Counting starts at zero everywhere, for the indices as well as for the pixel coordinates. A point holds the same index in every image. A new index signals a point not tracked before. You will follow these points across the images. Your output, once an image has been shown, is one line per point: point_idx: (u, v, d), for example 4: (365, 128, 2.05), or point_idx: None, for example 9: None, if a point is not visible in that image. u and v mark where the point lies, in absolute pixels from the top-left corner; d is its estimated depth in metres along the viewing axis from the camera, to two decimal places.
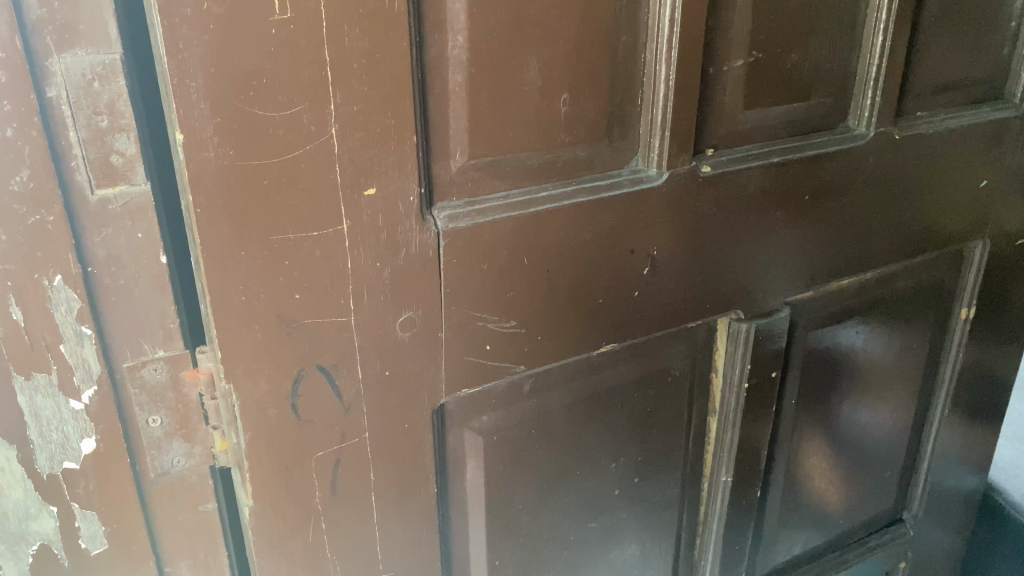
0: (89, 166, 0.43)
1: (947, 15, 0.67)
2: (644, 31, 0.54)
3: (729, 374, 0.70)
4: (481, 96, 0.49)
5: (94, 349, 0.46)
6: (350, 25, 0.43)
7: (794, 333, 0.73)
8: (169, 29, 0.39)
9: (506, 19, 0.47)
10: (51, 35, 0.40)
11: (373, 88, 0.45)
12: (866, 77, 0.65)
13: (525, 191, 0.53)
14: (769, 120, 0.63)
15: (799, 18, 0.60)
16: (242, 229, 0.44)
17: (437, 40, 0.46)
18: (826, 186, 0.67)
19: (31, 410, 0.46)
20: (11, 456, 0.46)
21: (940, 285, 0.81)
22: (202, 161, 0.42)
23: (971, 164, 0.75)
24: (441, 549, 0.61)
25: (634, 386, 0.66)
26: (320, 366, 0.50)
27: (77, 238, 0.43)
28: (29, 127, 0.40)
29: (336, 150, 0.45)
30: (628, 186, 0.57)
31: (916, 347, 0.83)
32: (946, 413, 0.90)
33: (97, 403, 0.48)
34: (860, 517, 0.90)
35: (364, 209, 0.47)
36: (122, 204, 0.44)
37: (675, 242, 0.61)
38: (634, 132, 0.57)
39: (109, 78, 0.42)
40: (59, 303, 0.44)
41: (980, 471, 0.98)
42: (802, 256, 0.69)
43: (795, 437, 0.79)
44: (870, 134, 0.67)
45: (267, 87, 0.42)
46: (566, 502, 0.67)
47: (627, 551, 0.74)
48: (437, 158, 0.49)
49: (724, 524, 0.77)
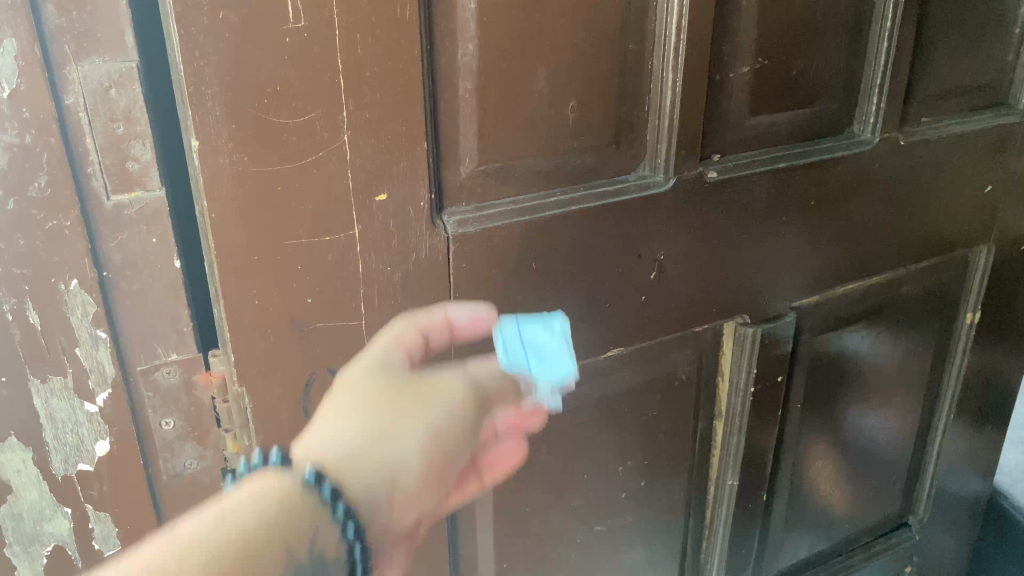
0: (105, 172, 0.43)
1: (952, 22, 0.68)
2: (651, 38, 0.54)
3: (735, 378, 0.71)
4: (491, 103, 0.49)
5: (108, 353, 0.47)
6: (362, 34, 0.43)
7: (800, 338, 0.73)
8: (186, 38, 0.40)
9: (516, 27, 0.48)
10: (69, 43, 0.40)
11: (386, 95, 0.45)
12: (871, 83, 0.66)
13: (532, 196, 0.54)
14: (775, 126, 0.63)
15: (805, 24, 0.60)
16: (255, 234, 0.45)
17: (448, 48, 0.47)
18: (832, 190, 0.67)
19: (47, 412, 0.47)
20: (27, 457, 0.48)
21: (946, 290, 0.81)
22: (216, 166, 0.43)
23: (976, 169, 0.75)
24: (449, 550, 0.62)
25: (641, 390, 0.66)
26: (331, 370, 0.51)
27: (93, 243, 0.44)
28: (47, 134, 0.41)
29: (348, 156, 0.46)
30: (635, 192, 0.58)
31: (921, 352, 0.83)
32: (952, 419, 0.90)
33: (111, 405, 0.48)
34: (866, 521, 0.90)
35: (376, 214, 0.48)
36: (137, 209, 0.45)
37: (682, 248, 0.61)
38: (640, 137, 0.58)
39: (126, 85, 0.42)
40: (75, 307, 0.45)
41: (985, 476, 0.99)
42: (807, 262, 0.69)
43: (801, 441, 0.79)
44: (876, 140, 0.68)
45: (281, 94, 0.43)
46: (574, 505, 0.67)
47: (634, 553, 0.74)
48: (448, 164, 0.50)
49: (730, 528, 0.78)
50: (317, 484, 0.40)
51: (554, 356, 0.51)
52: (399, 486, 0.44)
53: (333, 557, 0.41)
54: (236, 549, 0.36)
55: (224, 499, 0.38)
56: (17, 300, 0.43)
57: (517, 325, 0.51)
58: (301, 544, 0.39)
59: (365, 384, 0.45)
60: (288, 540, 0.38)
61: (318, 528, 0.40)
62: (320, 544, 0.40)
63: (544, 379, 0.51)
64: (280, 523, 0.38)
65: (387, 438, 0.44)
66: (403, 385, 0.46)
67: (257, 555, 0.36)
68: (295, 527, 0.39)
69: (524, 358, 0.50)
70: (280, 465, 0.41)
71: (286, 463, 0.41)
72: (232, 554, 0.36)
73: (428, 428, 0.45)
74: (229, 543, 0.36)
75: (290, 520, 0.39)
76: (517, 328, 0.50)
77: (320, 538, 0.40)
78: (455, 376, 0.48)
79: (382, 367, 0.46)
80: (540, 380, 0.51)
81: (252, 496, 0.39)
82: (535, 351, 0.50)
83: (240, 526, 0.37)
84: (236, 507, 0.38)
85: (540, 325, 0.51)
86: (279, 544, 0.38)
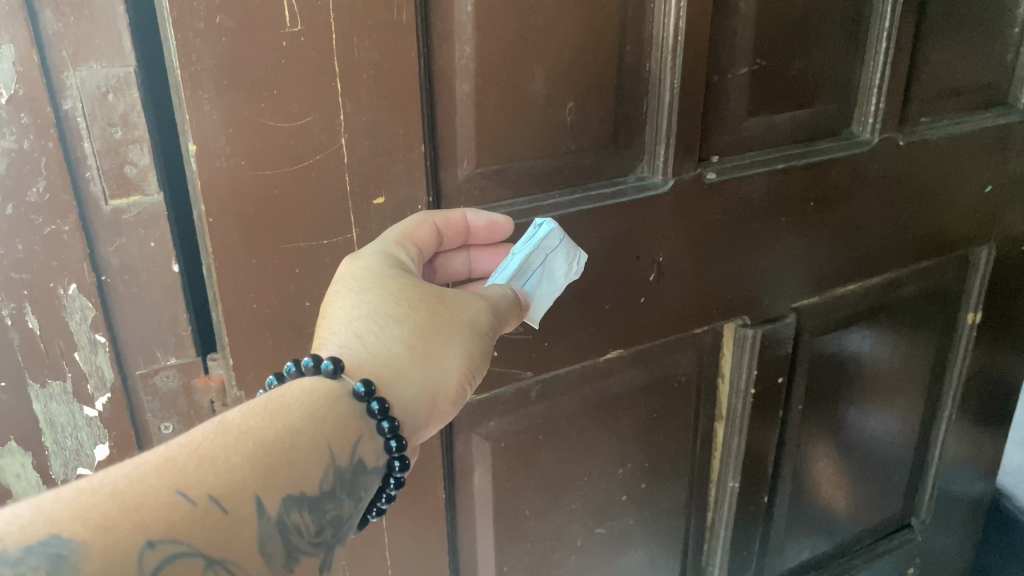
0: (103, 177, 0.43)
1: (950, 21, 0.67)
2: (649, 36, 0.54)
3: (735, 380, 0.71)
4: (488, 105, 0.49)
5: (107, 358, 0.47)
6: (359, 37, 0.43)
7: (801, 338, 0.73)
8: (182, 42, 0.40)
9: (511, 28, 0.48)
10: (67, 49, 0.40)
11: (383, 98, 0.45)
12: (870, 83, 0.66)
13: (531, 199, 0.54)
14: (774, 127, 0.63)
15: (803, 25, 0.60)
16: (253, 238, 0.45)
17: (446, 49, 0.47)
18: (831, 191, 0.67)
19: (47, 417, 0.47)
20: (27, 462, 0.48)
21: (947, 290, 0.81)
22: (214, 171, 0.43)
23: (975, 169, 0.75)
24: (449, 552, 0.62)
25: (641, 391, 0.66)
26: None
27: (91, 248, 0.44)
28: (46, 139, 0.41)
29: (346, 160, 0.46)
30: (634, 193, 0.58)
31: (921, 352, 0.83)
32: (954, 418, 0.89)
33: (111, 409, 0.48)
34: (867, 523, 0.90)
35: (374, 217, 0.48)
36: (135, 213, 0.45)
37: (682, 251, 0.61)
38: (639, 138, 0.58)
39: (123, 90, 0.42)
40: (74, 311, 0.45)
41: (986, 476, 0.98)
42: (808, 260, 0.69)
43: (803, 442, 0.79)
44: (875, 140, 0.67)
45: (278, 98, 0.43)
46: (574, 507, 0.67)
47: (635, 555, 0.74)
48: (445, 167, 0.50)
49: (732, 530, 0.77)
50: (365, 396, 0.41)
51: (539, 307, 0.52)
52: (435, 402, 0.45)
53: (371, 463, 0.42)
54: (279, 443, 0.37)
55: (273, 397, 0.40)
56: (16, 305, 0.44)
57: (560, 245, 0.51)
58: (342, 451, 0.40)
59: (394, 284, 0.45)
60: (329, 442, 0.40)
61: (359, 436, 0.41)
62: (360, 452, 0.41)
63: (516, 252, 0.51)
64: (325, 425, 0.40)
65: (421, 354, 0.44)
66: (430, 300, 0.46)
67: (299, 452, 0.38)
68: (340, 433, 0.40)
69: (529, 234, 0.50)
70: (332, 373, 0.41)
71: (338, 369, 0.41)
72: (277, 449, 0.37)
73: (458, 348, 0.45)
74: (275, 439, 0.38)
75: (333, 424, 0.40)
76: (556, 248, 0.50)
77: (360, 446, 0.41)
78: (476, 298, 0.47)
79: (402, 267, 0.46)
80: (518, 243, 0.52)
81: (299, 396, 0.40)
82: (531, 266, 0.50)
83: (287, 422, 0.38)
84: (283, 402, 0.39)
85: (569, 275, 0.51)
86: (323, 448, 0.39)
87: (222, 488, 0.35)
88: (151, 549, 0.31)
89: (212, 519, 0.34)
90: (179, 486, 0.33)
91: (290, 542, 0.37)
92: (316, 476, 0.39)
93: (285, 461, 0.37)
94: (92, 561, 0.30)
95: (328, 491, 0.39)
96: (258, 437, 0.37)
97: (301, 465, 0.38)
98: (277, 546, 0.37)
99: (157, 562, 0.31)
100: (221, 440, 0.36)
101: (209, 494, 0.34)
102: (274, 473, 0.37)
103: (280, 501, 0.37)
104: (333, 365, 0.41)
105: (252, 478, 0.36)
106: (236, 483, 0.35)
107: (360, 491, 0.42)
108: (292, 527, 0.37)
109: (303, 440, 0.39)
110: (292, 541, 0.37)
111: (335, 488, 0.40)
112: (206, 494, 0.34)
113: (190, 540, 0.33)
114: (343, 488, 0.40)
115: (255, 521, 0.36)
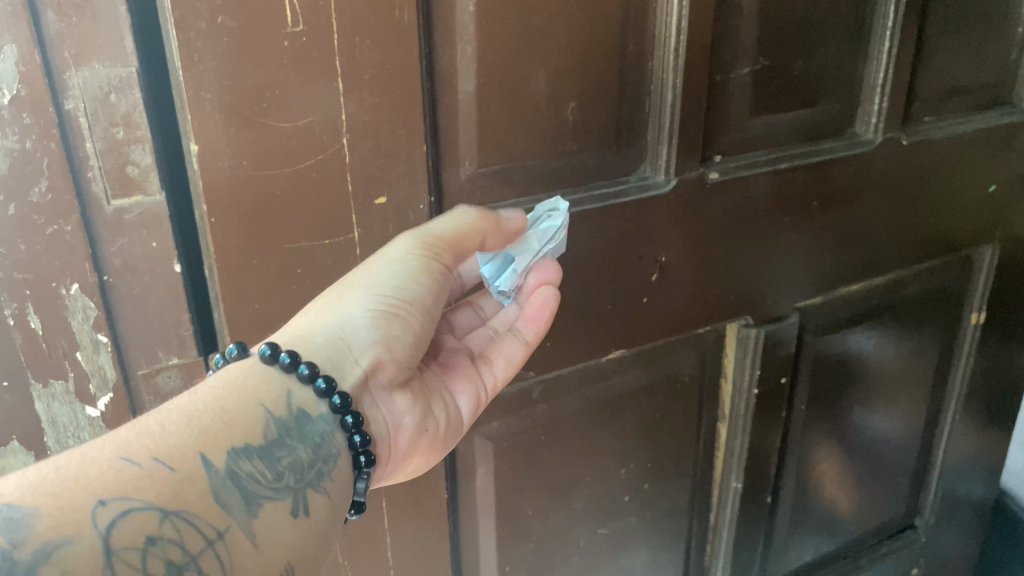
0: (106, 177, 0.43)
1: (954, 21, 0.67)
2: (652, 35, 0.54)
3: (739, 380, 0.70)
4: (490, 104, 0.49)
5: (109, 357, 0.47)
6: (361, 37, 0.43)
7: (805, 338, 0.73)
8: (185, 42, 0.40)
9: (514, 28, 0.48)
10: (69, 49, 0.40)
11: (385, 98, 0.45)
12: (873, 83, 0.65)
13: (532, 200, 0.54)
14: (776, 127, 0.63)
15: (805, 24, 0.60)
16: (255, 238, 0.45)
17: (448, 49, 0.47)
18: (834, 191, 0.67)
19: (49, 417, 0.47)
20: (29, 462, 0.48)
21: (951, 289, 0.81)
22: (215, 171, 0.43)
23: (979, 169, 0.75)
24: (451, 552, 0.62)
25: (645, 391, 0.66)
26: None
27: (94, 248, 0.44)
28: (48, 140, 0.41)
29: (347, 160, 0.46)
30: (636, 193, 0.57)
31: (925, 351, 0.82)
32: (958, 417, 0.89)
33: (113, 409, 0.48)
34: (872, 523, 0.90)
35: (376, 217, 0.48)
36: (137, 213, 0.45)
37: (685, 251, 0.61)
38: (641, 138, 0.58)
39: (126, 90, 0.42)
40: (76, 311, 0.45)
41: (990, 477, 0.98)
42: (810, 260, 0.69)
43: (806, 442, 0.79)
44: (877, 140, 0.67)
45: (280, 98, 0.43)
46: (577, 508, 0.67)
47: (639, 556, 0.74)
48: (447, 167, 0.50)
49: (735, 530, 0.77)
50: (274, 356, 0.42)
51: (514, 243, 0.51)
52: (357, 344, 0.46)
53: (316, 413, 0.43)
54: (209, 409, 0.39)
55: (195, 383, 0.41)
56: (18, 304, 0.44)
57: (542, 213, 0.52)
58: (277, 404, 0.41)
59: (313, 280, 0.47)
60: (262, 400, 0.41)
61: (290, 389, 0.42)
62: (299, 403, 0.42)
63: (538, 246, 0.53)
64: (252, 388, 0.41)
65: (328, 306, 0.45)
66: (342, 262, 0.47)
67: (233, 413, 0.39)
68: (268, 391, 0.41)
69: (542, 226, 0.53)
70: (240, 353, 0.43)
71: (242, 348, 0.43)
72: (211, 414, 0.39)
73: (370, 286, 0.46)
74: (202, 406, 0.39)
75: (261, 386, 0.41)
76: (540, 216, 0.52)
77: (295, 399, 0.42)
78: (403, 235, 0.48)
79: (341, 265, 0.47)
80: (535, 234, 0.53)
81: (218, 373, 0.41)
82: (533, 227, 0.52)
83: (211, 394, 0.40)
84: (206, 381, 0.41)
85: (548, 222, 0.50)
86: (254, 405, 0.40)
87: (163, 450, 0.35)
88: (102, 508, 0.32)
89: (160, 477, 0.34)
90: (121, 453, 0.34)
91: (248, 490, 0.37)
92: (257, 429, 0.40)
93: (220, 421, 0.38)
94: (44, 522, 0.30)
95: (273, 438, 0.40)
96: (187, 408, 0.38)
97: (235, 421, 0.39)
98: (234, 496, 0.37)
99: (111, 517, 0.32)
100: (154, 415, 0.37)
101: (153, 457, 0.35)
102: (212, 434, 0.38)
103: (224, 454, 0.37)
104: (238, 346, 0.43)
105: (190, 438, 0.37)
106: (176, 445, 0.36)
107: (315, 437, 0.42)
108: (244, 475, 0.37)
109: (235, 404, 0.40)
110: (247, 487, 0.37)
111: (282, 437, 0.41)
112: (150, 457, 0.35)
113: (143, 495, 0.33)
114: (292, 436, 0.41)
115: (204, 474, 0.36)
